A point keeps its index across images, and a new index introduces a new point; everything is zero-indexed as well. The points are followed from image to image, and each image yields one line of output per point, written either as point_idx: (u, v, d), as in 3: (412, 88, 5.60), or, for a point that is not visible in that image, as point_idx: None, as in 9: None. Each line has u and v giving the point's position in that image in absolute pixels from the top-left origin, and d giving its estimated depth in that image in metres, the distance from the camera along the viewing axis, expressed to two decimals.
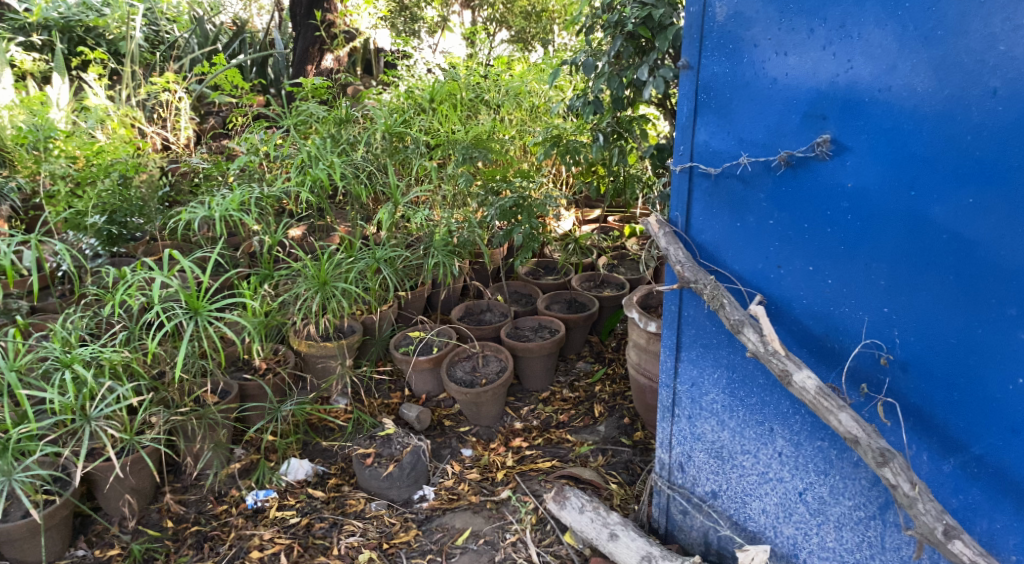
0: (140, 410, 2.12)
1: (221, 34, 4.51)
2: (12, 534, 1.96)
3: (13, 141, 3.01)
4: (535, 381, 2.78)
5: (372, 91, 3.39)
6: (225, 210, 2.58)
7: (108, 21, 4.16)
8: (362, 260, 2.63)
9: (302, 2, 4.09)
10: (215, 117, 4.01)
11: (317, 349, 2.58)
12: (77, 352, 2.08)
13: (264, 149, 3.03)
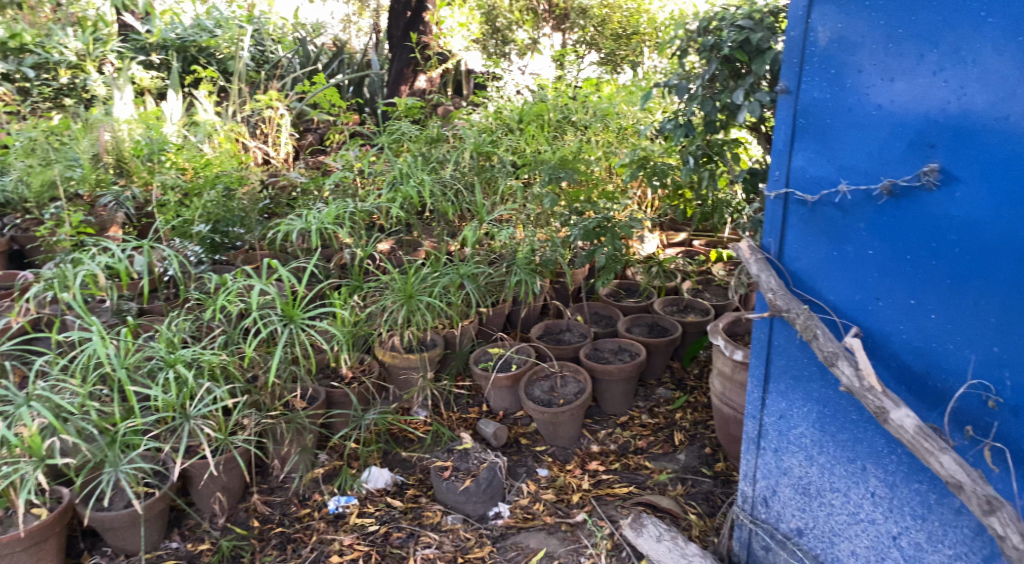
0: (235, 411, 2.23)
1: (322, 54, 4.75)
2: (115, 522, 2.08)
3: (131, 153, 3.24)
4: (614, 404, 2.74)
5: (463, 110, 3.47)
6: (321, 223, 2.73)
7: (219, 41, 4.44)
8: (446, 275, 2.70)
9: (398, 25, 4.25)
10: (313, 134, 4.19)
11: (401, 360, 2.64)
12: (181, 353, 2.22)
13: (358, 165, 3.15)
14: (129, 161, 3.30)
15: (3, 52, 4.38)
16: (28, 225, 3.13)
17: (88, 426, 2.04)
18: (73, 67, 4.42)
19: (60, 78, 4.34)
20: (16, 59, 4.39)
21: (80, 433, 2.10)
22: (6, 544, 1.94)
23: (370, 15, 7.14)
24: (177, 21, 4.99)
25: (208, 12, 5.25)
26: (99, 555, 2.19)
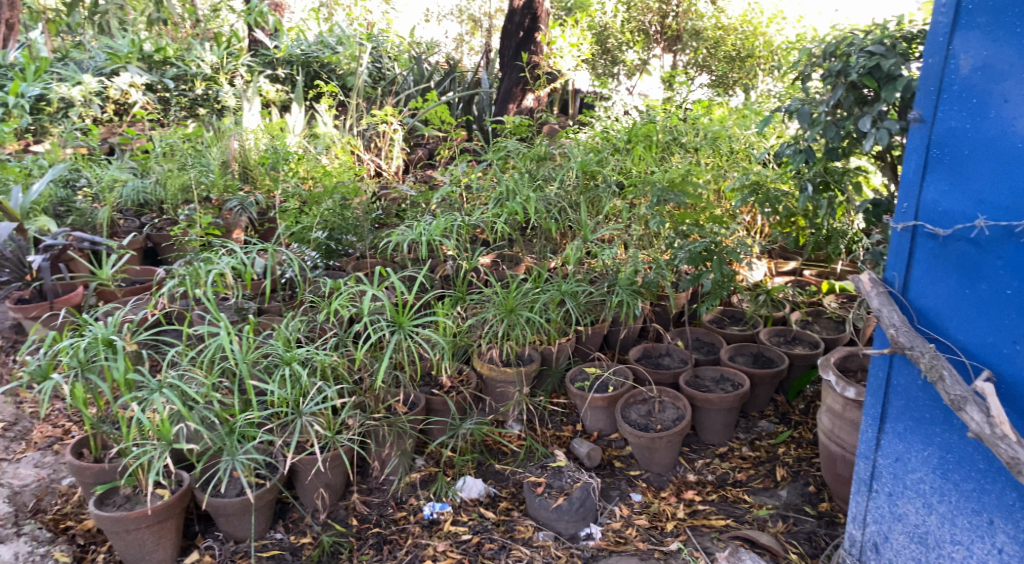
0: (343, 412, 2.32)
1: (436, 72, 4.91)
2: (228, 509, 2.21)
3: (258, 162, 3.46)
4: (713, 434, 2.67)
5: (571, 129, 3.51)
6: (430, 234, 2.82)
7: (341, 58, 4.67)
8: (547, 292, 2.71)
9: (511, 46, 4.36)
10: (423, 149, 4.33)
11: (498, 373, 2.65)
12: (297, 352, 2.35)
13: (466, 180, 3.22)
14: (253, 168, 3.50)
15: (149, 64, 4.76)
16: (162, 225, 3.38)
17: (211, 416, 2.19)
18: (207, 79, 4.76)
19: (196, 89, 4.68)
20: (159, 71, 4.76)
21: (203, 421, 2.25)
22: (134, 520, 2.10)
23: (482, 36, 7.34)
24: (302, 38, 5.29)
25: (330, 30, 5.54)
26: (211, 539, 2.33)
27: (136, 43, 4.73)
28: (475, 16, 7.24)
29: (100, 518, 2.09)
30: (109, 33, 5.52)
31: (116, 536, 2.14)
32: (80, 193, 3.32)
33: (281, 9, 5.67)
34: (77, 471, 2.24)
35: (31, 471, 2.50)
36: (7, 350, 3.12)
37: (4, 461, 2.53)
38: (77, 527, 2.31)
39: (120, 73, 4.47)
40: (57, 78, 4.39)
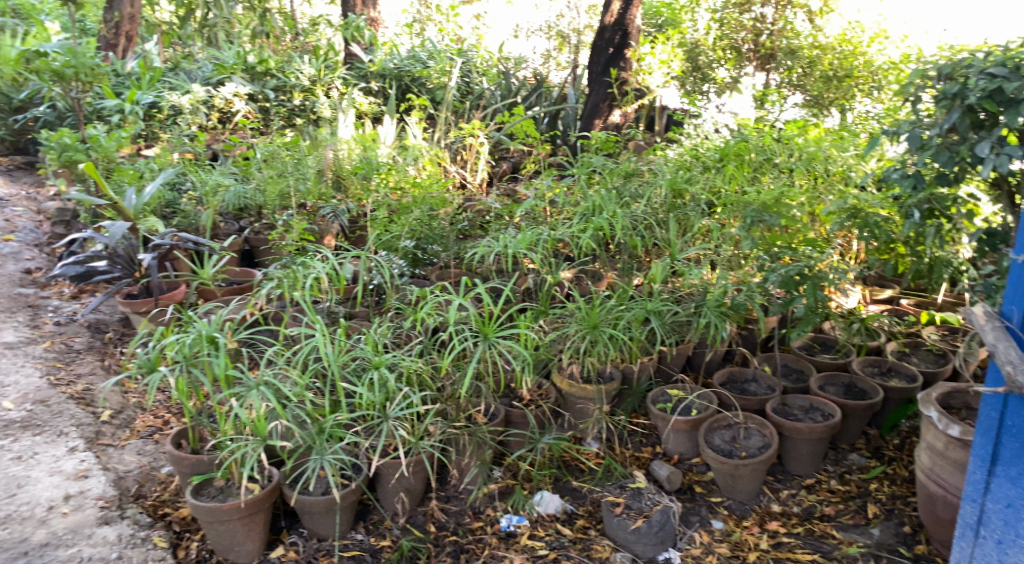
0: (427, 419, 2.36)
1: (523, 87, 4.99)
2: (314, 507, 2.28)
3: (352, 172, 3.59)
4: (800, 465, 2.58)
5: (659, 146, 3.48)
6: (516, 247, 2.85)
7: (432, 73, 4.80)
8: (632, 310, 2.67)
9: (599, 62, 4.37)
10: (507, 162, 4.38)
11: (578, 390, 2.64)
12: (385, 357, 2.41)
13: (551, 194, 3.22)
14: (346, 177, 3.68)
15: (252, 75, 4.98)
16: (259, 229, 3.54)
17: (303, 415, 2.27)
18: (305, 90, 4.96)
19: (294, 100, 4.88)
20: (261, 82, 4.97)
21: (294, 420, 2.34)
22: (227, 512, 2.19)
23: (568, 51, 7.40)
24: (395, 52, 5.45)
25: (421, 44, 5.68)
26: (296, 535, 2.41)
27: (241, 55, 4.97)
28: (564, 33, 7.27)
29: (196, 507, 2.19)
30: (215, 46, 5.83)
31: (210, 526, 2.24)
32: (185, 196, 3.51)
33: (376, 24, 5.86)
34: (177, 461, 2.36)
35: (134, 458, 2.66)
36: (115, 341, 3.33)
37: (111, 447, 2.70)
38: (173, 514, 2.45)
39: (226, 83, 4.71)
40: (168, 87, 4.67)
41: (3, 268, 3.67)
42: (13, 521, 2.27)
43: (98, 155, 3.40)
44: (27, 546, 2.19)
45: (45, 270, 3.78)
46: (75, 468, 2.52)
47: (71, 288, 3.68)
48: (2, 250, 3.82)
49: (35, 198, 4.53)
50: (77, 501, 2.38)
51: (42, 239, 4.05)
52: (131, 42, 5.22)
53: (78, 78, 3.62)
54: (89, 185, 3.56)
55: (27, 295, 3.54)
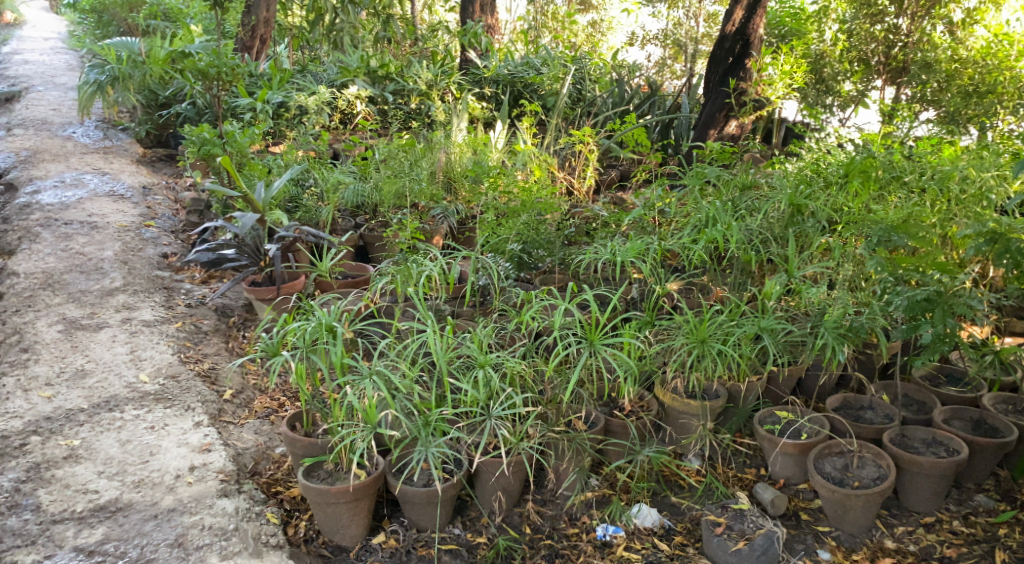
0: (530, 421, 2.39)
1: (637, 95, 4.99)
2: (417, 497, 2.35)
3: (466, 175, 3.70)
4: (918, 501, 2.44)
5: (777, 159, 3.38)
6: (624, 256, 2.82)
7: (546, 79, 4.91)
8: (743, 326, 2.59)
9: (718, 72, 4.32)
10: (615, 170, 4.39)
11: (682, 404, 2.59)
12: (492, 357, 2.45)
13: (661, 204, 3.17)
14: (457, 179, 3.80)
15: (373, 79, 5.18)
16: (374, 226, 3.69)
17: (410, 406, 2.36)
18: (421, 94, 5.14)
19: (411, 104, 5.06)
20: (381, 86, 5.15)
21: (402, 411, 2.42)
22: (335, 495, 2.29)
23: (684, 61, 7.33)
24: (510, 58, 5.55)
25: (536, 51, 5.76)
26: (397, 524, 2.49)
27: (364, 60, 5.19)
28: (680, 42, 7.28)
29: (307, 488, 2.30)
30: (341, 49, 6.12)
31: (319, 507, 2.34)
32: (308, 192, 3.71)
33: (493, 31, 5.99)
34: (291, 442, 2.49)
35: (252, 436, 2.83)
36: (238, 325, 3.56)
37: (232, 424, 2.88)
38: (285, 493, 2.58)
39: (349, 86, 4.95)
40: (296, 88, 4.94)
41: (144, 251, 3.98)
42: (145, 486, 2.49)
43: (232, 149, 3.64)
44: (157, 510, 2.40)
45: (180, 255, 4.08)
46: (200, 440, 2.72)
47: (202, 273, 3.95)
48: (144, 235, 4.15)
49: (173, 188, 4.90)
50: (201, 472, 2.57)
51: (178, 226, 4.37)
52: (265, 45, 5.56)
53: (220, 77, 3.89)
54: (223, 179, 3.82)
55: (163, 277, 3.82)
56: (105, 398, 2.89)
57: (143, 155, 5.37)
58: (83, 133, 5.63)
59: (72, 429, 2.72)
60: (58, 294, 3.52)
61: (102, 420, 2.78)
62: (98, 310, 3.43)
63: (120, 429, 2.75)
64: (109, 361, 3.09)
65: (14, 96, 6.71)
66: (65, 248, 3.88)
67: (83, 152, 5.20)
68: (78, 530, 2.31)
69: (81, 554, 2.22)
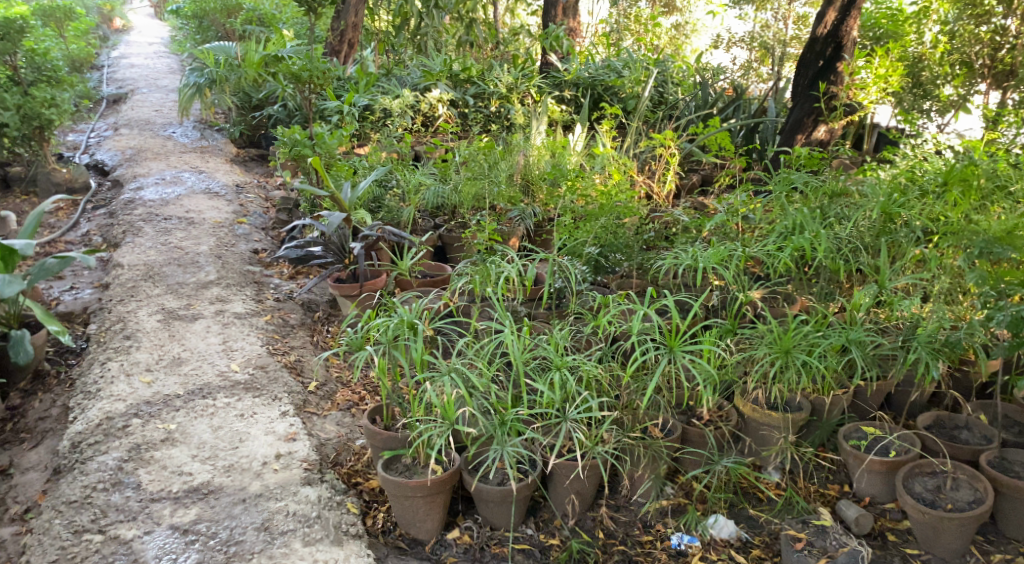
0: (606, 425, 2.39)
1: (720, 98, 4.93)
2: (492, 496, 2.38)
3: (546, 177, 3.74)
4: (1017, 529, 2.31)
5: (869, 166, 3.27)
6: (706, 262, 2.76)
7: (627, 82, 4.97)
8: (829, 338, 2.51)
9: (807, 75, 4.24)
10: (697, 175, 4.35)
11: (762, 415, 2.53)
12: (569, 359, 2.46)
13: (745, 210, 3.12)
14: (535, 182, 3.84)
15: (455, 82, 5.27)
16: (453, 227, 3.77)
17: (487, 406, 2.40)
18: (502, 97, 5.21)
19: (491, 107, 5.15)
20: (462, 89, 5.24)
21: (479, 410, 2.46)
22: (413, 488, 2.34)
23: (770, 64, 7.19)
24: (591, 62, 5.57)
25: (617, 54, 5.77)
26: (471, 521, 2.53)
27: (447, 63, 5.30)
28: (768, 44, 7.33)
29: (386, 480, 2.37)
30: (424, 53, 6.29)
31: (396, 499, 2.40)
32: (391, 193, 3.83)
33: (575, 34, 6.01)
34: (371, 435, 2.57)
35: (334, 428, 2.93)
36: (322, 321, 3.70)
37: (315, 415, 2.99)
38: (364, 484, 2.66)
39: (432, 89, 5.07)
40: (381, 91, 5.09)
41: (236, 247, 4.18)
42: (235, 470, 2.62)
43: (322, 150, 3.80)
44: (246, 494, 2.52)
45: (269, 251, 4.26)
46: (286, 430, 2.84)
47: (289, 269, 4.11)
48: (237, 231, 4.36)
49: (264, 187, 5.12)
50: (286, 460, 2.68)
51: (268, 223, 4.57)
52: (353, 49, 5.74)
53: (311, 80, 4.05)
54: (312, 178, 4.00)
55: (254, 272, 3.99)
56: (199, 385, 3.04)
57: (237, 154, 5.63)
58: (183, 132, 5.95)
59: (169, 414, 2.88)
60: (158, 285, 3.73)
61: (197, 406, 2.93)
62: (193, 301, 3.62)
63: (213, 415, 2.89)
64: (203, 351, 3.26)
65: (122, 98, 7.14)
66: (165, 242, 4.11)
67: (183, 152, 5.50)
68: (174, 509, 2.45)
69: (177, 532, 2.36)
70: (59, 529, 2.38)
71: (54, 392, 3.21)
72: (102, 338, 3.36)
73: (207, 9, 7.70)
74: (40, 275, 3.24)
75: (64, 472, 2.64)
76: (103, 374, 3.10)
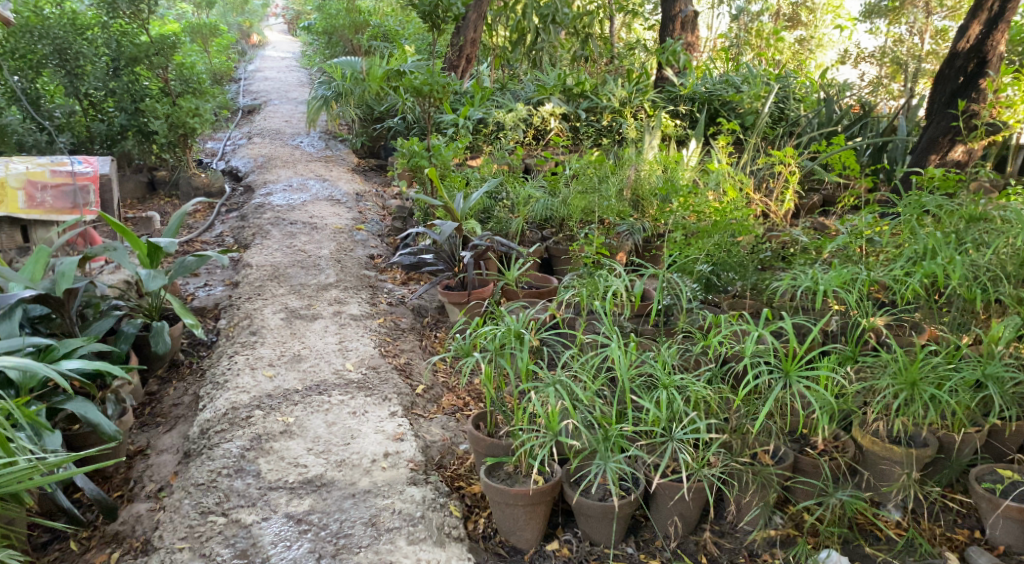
0: (714, 448, 2.33)
1: (845, 116, 4.75)
2: (593, 510, 2.37)
3: (658, 193, 3.72)
4: None
5: (1014, 190, 3.05)
6: (827, 284, 2.65)
7: (744, 98, 4.98)
8: (961, 372, 2.34)
9: (945, 91, 4.04)
10: (817, 194, 4.21)
11: (882, 449, 2.40)
12: (676, 378, 2.42)
13: (869, 232, 2.97)
14: (646, 197, 3.82)
15: (568, 96, 5.35)
16: (560, 240, 3.81)
17: (591, 419, 2.39)
18: (615, 112, 5.23)
19: (603, 121, 5.17)
20: (576, 103, 5.31)
21: (583, 423, 2.46)
22: (515, 496, 2.37)
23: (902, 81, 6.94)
24: (708, 76, 5.50)
25: (736, 69, 5.68)
26: (571, 534, 2.53)
27: (561, 78, 5.38)
28: (900, 59, 7.25)
29: (488, 486, 2.41)
30: (539, 67, 6.44)
31: (498, 506, 2.44)
32: (500, 204, 3.93)
33: (692, 48, 5.95)
34: (475, 440, 2.62)
35: (439, 431, 3.01)
36: (431, 326, 3.83)
37: (422, 417, 3.09)
38: (466, 489, 2.72)
39: (546, 103, 5.16)
40: (496, 105, 5.21)
41: (354, 252, 4.38)
42: (346, 466, 2.74)
43: (437, 161, 4.04)
44: (355, 489, 2.63)
45: (384, 257, 4.44)
46: (394, 429, 2.94)
47: (402, 275, 4.28)
48: (356, 237, 4.57)
49: (381, 195, 5.34)
50: (394, 459, 2.77)
51: (384, 230, 4.77)
52: (470, 64, 5.91)
53: (432, 94, 4.27)
54: (427, 188, 4.22)
55: (369, 276, 4.18)
56: (315, 382, 3.21)
57: (358, 164, 5.92)
58: (309, 142, 6.31)
59: (287, 407, 3.05)
60: (282, 285, 3.96)
61: (313, 401, 3.09)
62: (314, 302, 3.82)
63: (328, 411, 3.04)
64: (320, 349, 3.44)
65: (256, 109, 7.66)
66: (289, 245, 4.36)
67: (308, 160, 5.83)
68: (289, 499, 2.59)
69: (291, 521, 2.49)
70: (188, 509, 2.57)
71: (186, 381, 3.47)
72: (231, 333, 3.61)
73: (337, 25, 8.15)
74: (180, 271, 3.50)
75: (193, 456, 2.85)
76: (230, 366, 3.32)
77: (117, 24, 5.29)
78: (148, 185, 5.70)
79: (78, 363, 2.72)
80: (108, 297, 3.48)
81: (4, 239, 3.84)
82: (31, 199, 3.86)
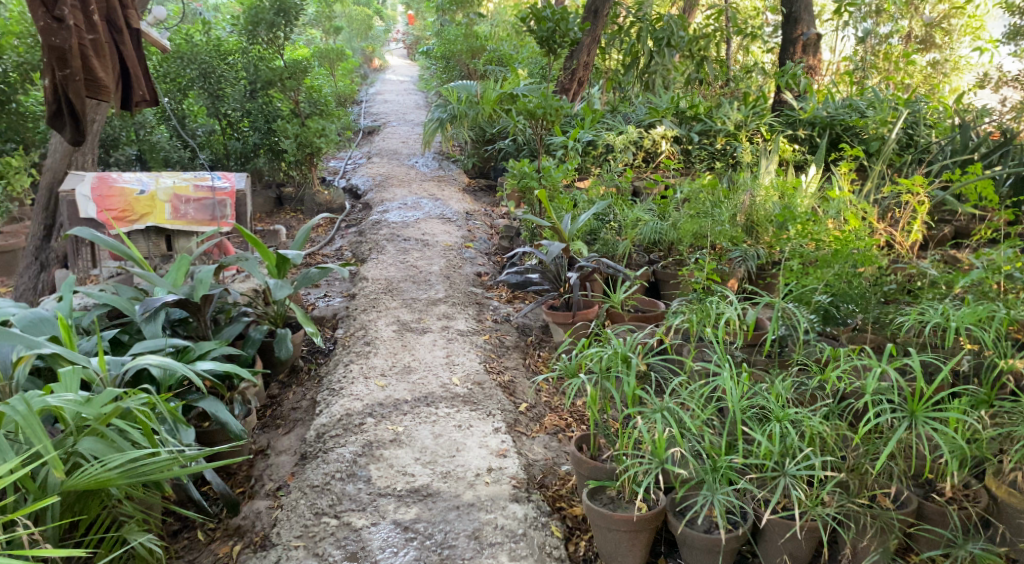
0: (830, 486, 2.24)
1: (983, 143, 4.46)
2: (698, 542, 2.32)
3: (773, 218, 3.62)
4: None
5: None
6: (960, 321, 2.50)
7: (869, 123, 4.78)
8: None
9: None
10: (949, 226, 3.98)
11: (1019, 501, 2.21)
12: (791, 411, 2.34)
13: (1009, 267, 2.76)
14: (761, 223, 3.73)
15: (681, 119, 5.34)
16: (669, 264, 3.79)
17: (699, 448, 2.36)
18: (729, 135, 5.16)
19: (716, 144, 5.11)
20: (688, 126, 5.30)
21: (690, 452, 2.42)
22: (619, 521, 2.36)
23: None
24: (830, 100, 5.32)
25: (860, 94, 5.47)
26: None
27: (674, 101, 5.37)
28: None
29: (592, 509, 2.41)
30: (652, 90, 6.43)
31: (600, 530, 2.43)
32: (608, 227, 3.96)
33: (813, 72, 5.79)
34: (578, 462, 2.62)
35: (542, 450, 3.04)
36: (535, 344, 3.87)
37: (524, 435, 3.13)
38: (567, 510, 2.72)
39: (658, 126, 5.15)
40: (606, 128, 5.25)
41: (463, 269, 4.50)
42: (451, 478, 2.81)
43: (547, 182, 4.13)
44: (459, 502, 2.69)
45: (491, 275, 4.54)
46: (498, 445, 3.00)
47: (508, 293, 4.36)
48: (465, 255, 4.70)
49: (490, 215, 5.47)
50: (497, 475, 2.83)
51: (492, 249, 4.88)
52: (582, 87, 6.00)
53: (545, 116, 4.36)
54: (537, 209, 4.31)
55: (477, 293, 4.28)
56: (424, 393, 3.31)
57: (468, 184, 6.10)
58: (424, 162, 6.56)
59: (397, 417, 3.17)
60: (395, 299, 4.12)
61: (422, 412, 3.19)
62: (424, 316, 3.96)
63: (435, 423, 3.13)
64: (429, 362, 3.55)
65: (376, 129, 8.04)
66: (403, 261, 4.54)
67: (422, 180, 6.06)
68: (397, 506, 2.68)
69: (399, 528, 2.58)
70: (304, 509, 2.71)
71: (305, 386, 3.66)
72: (347, 342, 3.79)
73: (454, 50, 8.45)
74: (304, 282, 3.70)
75: (310, 458, 3.01)
76: (346, 374, 3.49)
77: (256, 49, 5.68)
78: (275, 201, 6.10)
79: (211, 364, 2.92)
80: (238, 304, 3.73)
81: (151, 246, 4.24)
82: (176, 210, 4.21)
